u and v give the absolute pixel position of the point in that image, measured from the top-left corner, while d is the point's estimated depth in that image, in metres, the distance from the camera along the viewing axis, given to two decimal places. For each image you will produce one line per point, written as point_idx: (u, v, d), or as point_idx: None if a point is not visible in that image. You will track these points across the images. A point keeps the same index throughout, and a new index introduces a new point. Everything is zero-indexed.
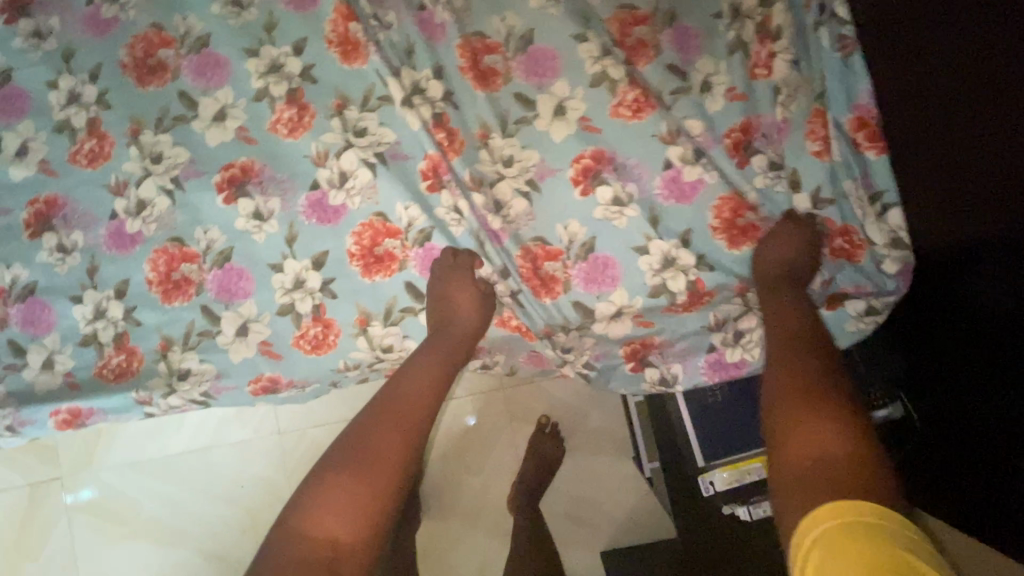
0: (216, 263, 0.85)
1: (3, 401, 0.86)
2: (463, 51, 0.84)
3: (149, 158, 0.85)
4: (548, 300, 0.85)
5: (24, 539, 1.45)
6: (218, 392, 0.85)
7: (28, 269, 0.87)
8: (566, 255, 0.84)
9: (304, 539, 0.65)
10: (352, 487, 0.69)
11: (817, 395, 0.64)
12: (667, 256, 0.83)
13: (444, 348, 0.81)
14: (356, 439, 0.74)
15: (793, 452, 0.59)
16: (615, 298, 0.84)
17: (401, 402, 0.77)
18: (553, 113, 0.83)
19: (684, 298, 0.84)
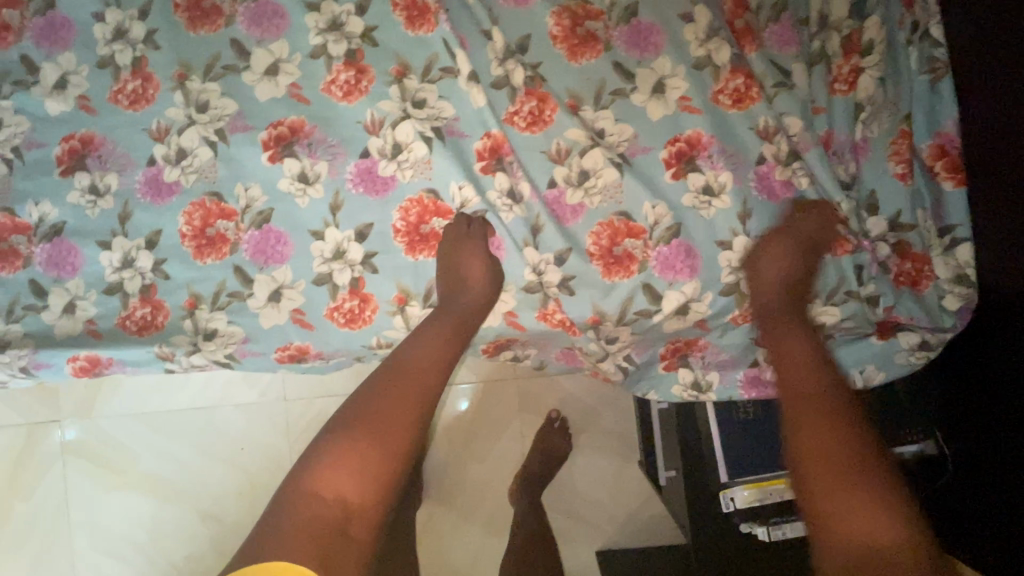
0: (254, 223, 0.81)
1: (21, 341, 0.84)
2: (559, 18, 0.80)
3: (194, 106, 0.81)
4: (618, 279, 0.82)
5: (19, 478, 1.44)
6: (243, 356, 0.84)
7: (57, 209, 0.83)
8: (648, 236, 0.82)
9: (313, 498, 0.65)
10: (362, 452, 0.68)
11: (859, 467, 0.65)
12: (751, 255, 0.80)
13: (456, 319, 0.78)
14: (366, 403, 0.72)
15: (849, 534, 0.61)
16: (686, 289, 0.82)
17: (412, 369, 0.75)
18: (651, 91, 0.81)
19: (753, 301, 0.81)
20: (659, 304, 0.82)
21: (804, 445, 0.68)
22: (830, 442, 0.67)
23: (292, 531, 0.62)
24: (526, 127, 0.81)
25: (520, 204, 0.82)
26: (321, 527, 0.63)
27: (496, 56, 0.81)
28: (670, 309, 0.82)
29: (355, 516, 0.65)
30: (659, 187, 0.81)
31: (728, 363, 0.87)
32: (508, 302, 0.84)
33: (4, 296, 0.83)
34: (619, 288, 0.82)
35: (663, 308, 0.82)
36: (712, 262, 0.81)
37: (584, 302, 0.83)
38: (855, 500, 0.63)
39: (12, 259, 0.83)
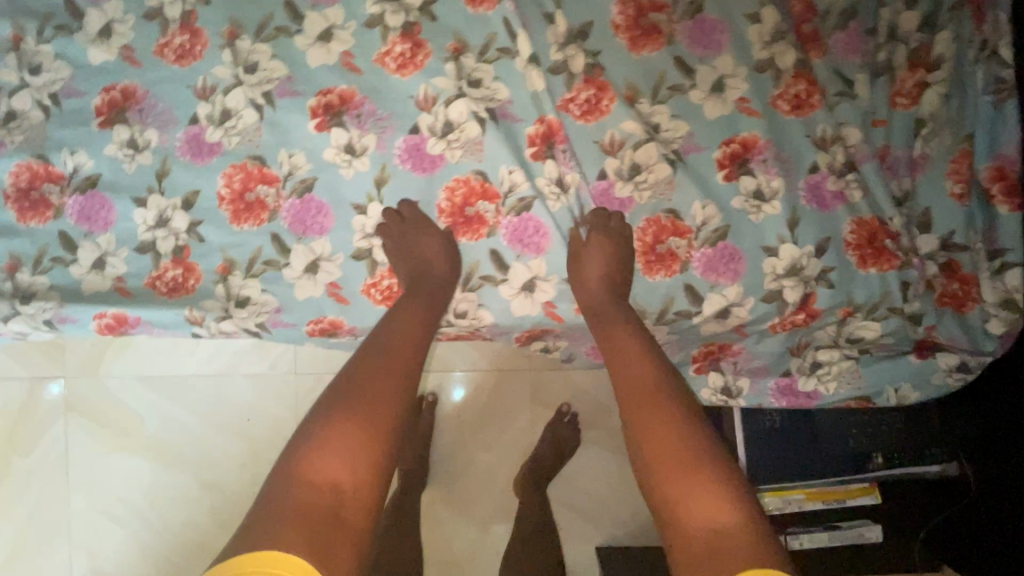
0: (295, 191, 0.80)
1: (48, 293, 0.82)
2: (624, 7, 0.79)
3: (242, 66, 0.79)
4: (660, 276, 0.83)
5: (19, 433, 1.42)
6: (274, 326, 0.82)
7: (93, 161, 0.81)
8: (694, 235, 0.81)
9: (304, 485, 0.63)
10: (352, 435, 0.67)
11: (688, 452, 0.68)
12: (796, 263, 0.80)
13: (426, 298, 0.79)
14: (356, 384, 0.71)
15: (692, 522, 0.63)
16: (727, 293, 0.82)
17: (388, 347, 0.75)
18: (710, 89, 0.80)
19: (794, 310, 0.81)
20: (700, 305, 0.82)
21: (643, 441, 0.70)
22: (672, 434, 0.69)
23: (278, 520, 0.59)
24: (580, 116, 0.80)
25: (568, 193, 0.81)
26: (313, 513, 0.61)
27: (557, 40, 0.79)
28: (710, 311, 0.82)
29: (348, 500, 0.63)
30: (710, 188, 0.81)
31: (760, 369, 0.87)
32: (546, 291, 0.83)
33: (33, 246, 0.82)
34: (659, 287, 0.83)
35: (704, 310, 0.83)
36: (755, 268, 0.81)
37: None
38: (688, 485, 0.65)
39: (44, 210, 0.81)
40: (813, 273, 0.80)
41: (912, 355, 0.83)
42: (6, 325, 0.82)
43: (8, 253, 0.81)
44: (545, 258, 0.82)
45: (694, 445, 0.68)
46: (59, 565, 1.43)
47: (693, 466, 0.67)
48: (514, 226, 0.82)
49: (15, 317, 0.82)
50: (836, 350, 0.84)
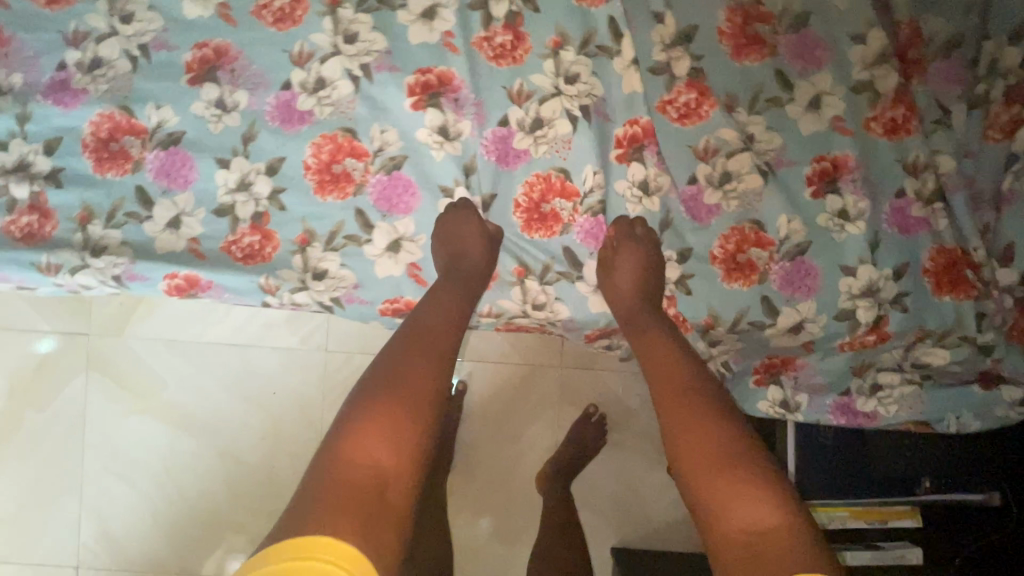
0: (384, 168, 0.79)
1: (119, 249, 0.81)
2: (732, 15, 0.80)
3: (342, 35, 0.78)
4: (736, 285, 0.82)
5: (39, 386, 1.40)
6: (349, 302, 0.81)
7: (178, 117, 0.79)
8: (776, 248, 0.81)
9: (347, 466, 0.62)
10: (390, 418, 0.66)
11: (725, 454, 0.68)
12: (873, 284, 0.80)
13: (458, 286, 0.78)
14: (389, 366, 0.70)
15: (733, 524, 0.63)
16: (801, 308, 0.82)
17: (424, 331, 0.74)
18: (808, 103, 0.80)
19: (866, 331, 0.81)
20: (773, 318, 0.82)
21: (683, 445, 0.70)
22: (707, 434, 0.69)
23: (322, 500, 0.59)
24: (677, 118, 0.80)
25: (649, 197, 0.83)
26: (357, 492, 0.60)
27: (661, 41, 0.80)
28: (783, 326, 0.82)
29: (391, 481, 0.63)
30: (796, 203, 0.81)
31: (820, 387, 0.88)
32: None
33: (108, 199, 0.80)
34: (733, 296, 0.82)
35: (777, 323, 0.83)
36: (833, 286, 0.81)
37: (699, 304, 0.83)
38: (728, 489, 0.65)
39: (122, 162, 0.79)
40: (889, 297, 0.80)
41: (975, 385, 0.86)
42: (73, 277, 0.81)
43: (82, 204, 0.80)
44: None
45: (732, 447, 0.68)
46: (68, 524, 1.41)
47: (732, 467, 0.67)
48: (590, 226, 0.83)
49: (84, 269, 0.80)
50: (898, 372, 0.86)
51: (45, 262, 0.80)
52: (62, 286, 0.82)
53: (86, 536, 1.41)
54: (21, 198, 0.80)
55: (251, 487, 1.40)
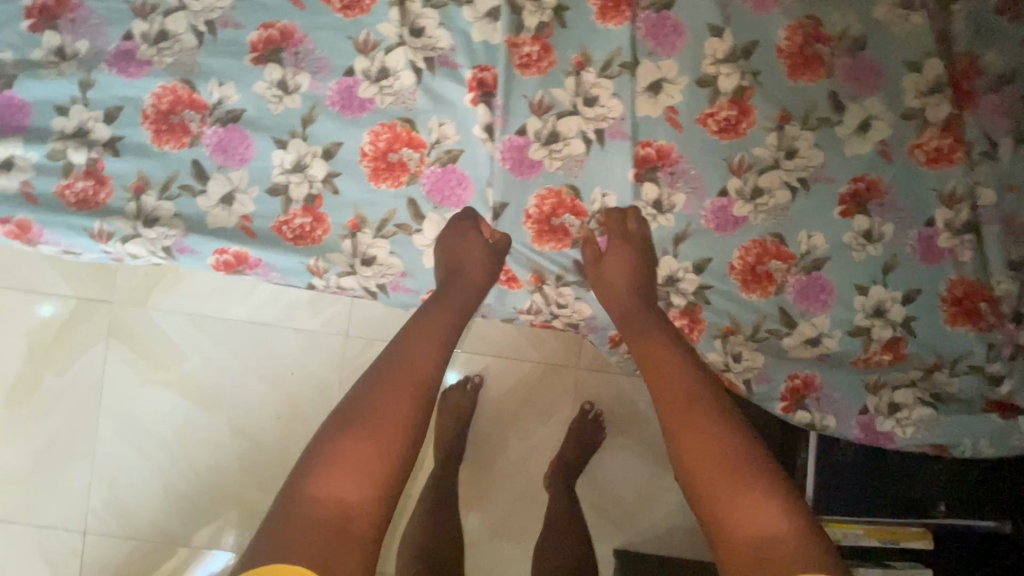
0: (438, 160, 0.81)
1: (171, 221, 0.81)
2: (792, 35, 0.82)
3: (409, 27, 0.80)
4: (754, 295, 0.86)
5: (57, 350, 1.39)
6: (393, 290, 0.83)
7: (240, 95, 0.80)
8: (795, 262, 0.85)
9: (310, 504, 0.62)
10: (361, 449, 0.65)
11: (734, 459, 0.64)
12: (880, 304, 0.85)
13: (453, 302, 0.77)
14: (367, 392, 0.69)
15: (735, 532, 0.60)
16: (817, 322, 0.86)
17: (407, 355, 0.71)
18: (857, 126, 0.82)
19: (879, 347, 0.86)
20: (791, 328, 0.87)
21: (685, 453, 0.66)
22: (711, 440, 0.66)
23: (284, 536, 0.58)
24: (717, 131, 0.83)
25: (666, 214, 0.85)
26: (318, 529, 0.60)
27: (717, 55, 0.83)
28: (800, 337, 0.87)
29: (357, 517, 0.62)
30: (822, 221, 0.84)
31: (839, 406, 0.87)
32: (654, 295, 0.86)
33: (164, 171, 0.81)
34: (753, 304, 0.86)
35: (794, 334, 0.87)
36: (847, 302, 0.85)
37: (722, 311, 0.87)
38: (734, 495, 0.62)
39: (181, 136, 0.80)
40: (896, 317, 0.85)
41: (993, 414, 0.86)
42: (123, 246, 0.81)
43: (138, 173, 0.81)
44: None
45: (737, 453, 0.65)
46: (77, 489, 1.39)
47: (737, 472, 0.63)
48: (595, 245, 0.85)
49: (135, 239, 0.81)
50: (914, 391, 0.87)
51: (98, 229, 0.81)
52: (111, 254, 0.82)
53: (95, 503, 1.39)
54: (78, 163, 0.80)
55: (266, 463, 1.38)
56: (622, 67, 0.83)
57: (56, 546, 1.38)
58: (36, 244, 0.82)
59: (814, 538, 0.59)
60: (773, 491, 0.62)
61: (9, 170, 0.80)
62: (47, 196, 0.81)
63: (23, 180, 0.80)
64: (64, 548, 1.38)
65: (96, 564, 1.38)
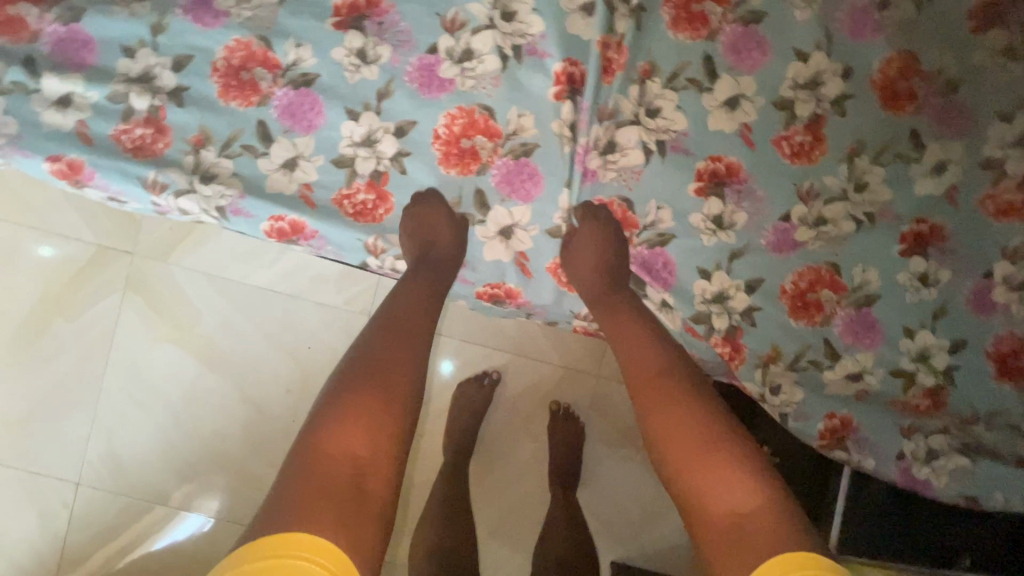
0: (512, 152, 0.79)
1: (229, 180, 0.78)
2: (889, 66, 0.79)
3: (500, 11, 0.78)
4: (802, 322, 0.82)
5: (65, 297, 1.30)
6: None
7: (316, 59, 0.77)
8: (846, 295, 0.82)
9: (321, 459, 0.61)
10: (369, 401, 0.66)
11: (705, 438, 0.66)
12: (925, 349, 0.83)
13: (432, 274, 0.79)
14: (364, 358, 0.71)
15: (712, 510, 0.61)
16: (861, 358, 0.83)
17: (400, 324, 0.74)
18: (932, 166, 0.80)
19: (920, 393, 0.84)
20: (833, 361, 0.83)
21: (659, 429, 0.69)
22: (680, 414, 0.69)
23: (302, 491, 0.58)
24: (789, 155, 0.80)
25: (725, 230, 0.81)
26: (333, 484, 0.59)
27: (805, 76, 0.79)
28: (841, 372, 0.84)
29: (369, 473, 0.62)
30: (879, 257, 0.81)
31: (876, 449, 0.84)
32: (698, 312, 0.82)
33: (227, 127, 0.78)
34: (797, 331, 0.83)
35: (835, 368, 0.83)
36: (894, 344, 0.83)
37: (764, 337, 0.82)
38: (708, 476, 0.63)
39: (249, 94, 0.77)
40: (938, 365, 0.83)
41: None
42: (175, 200, 0.78)
43: (200, 127, 0.78)
44: (672, 293, 0.82)
45: (706, 423, 0.68)
46: (73, 441, 1.29)
47: (713, 454, 0.65)
48: (645, 257, 0.82)
49: (189, 194, 0.78)
50: (946, 439, 0.84)
51: (152, 178, 0.78)
52: (160, 207, 0.79)
53: (91, 454, 1.29)
54: (139, 109, 0.77)
55: (272, 433, 1.30)
56: (687, 83, 0.80)
57: (48, 495, 1.28)
58: (83, 187, 0.79)
59: (790, 511, 0.59)
60: (742, 458, 0.65)
61: (66, 108, 0.77)
62: (103, 139, 0.78)
63: (80, 119, 0.77)
64: (55, 500, 1.28)
65: (82, 526, 1.28)
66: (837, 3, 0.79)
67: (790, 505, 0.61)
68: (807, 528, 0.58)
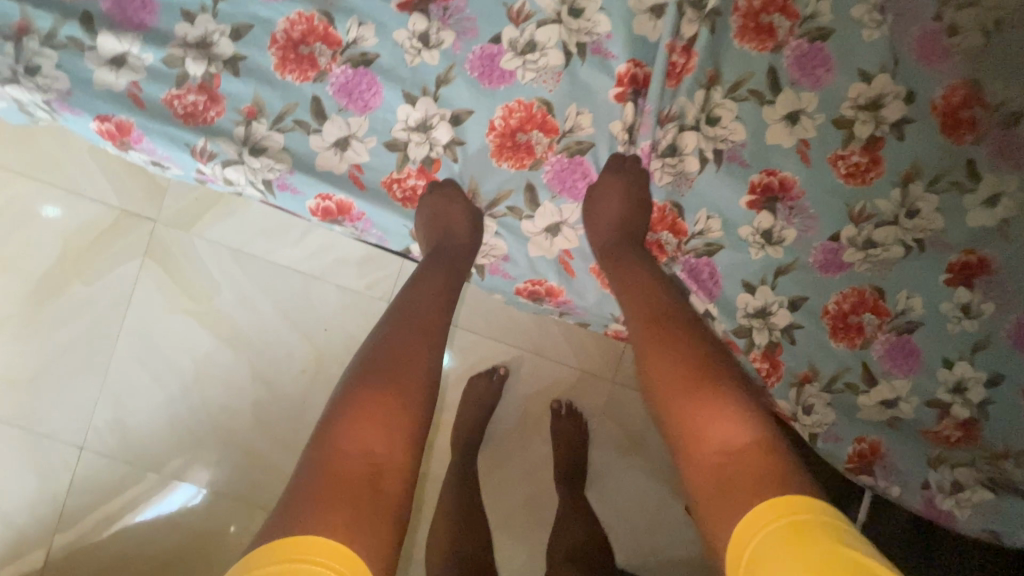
0: (567, 150, 0.80)
1: (280, 155, 0.78)
2: (950, 94, 0.79)
3: (568, 7, 0.78)
4: (842, 344, 0.82)
5: (76, 257, 1.18)
6: (491, 272, 0.84)
7: (378, 40, 0.78)
8: (888, 320, 0.82)
9: (338, 459, 0.59)
10: (384, 399, 0.64)
11: (703, 381, 0.65)
12: (962, 381, 0.82)
13: (449, 265, 0.77)
14: (381, 349, 0.69)
15: (703, 451, 0.61)
16: (897, 385, 0.83)
17: (417, 313, 0.72)
18: (985, 198, 0.80)
19: (953, 426, 0.83)
20: (869, 385, 0.83)
21: (655, 371, 0.68)
22: (678, 357, 0.68)
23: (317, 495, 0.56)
24: (843, 175, 0.80)
25: (774, 245, 0.81)
26: (351, 485, 0.57)
27: (867, 97, 0.79)
28: (876, 397, 0.83)
29: (387, 472, 0.60)
30: (924, 284, 0.81)
31: (903, 476, 0.84)
32: (741, 326, 0.82)
33: (281, 102, 0.78)
34: (836, 352, 0.82)
35: (871, 392, 0.83)
36: (931, 373, 0.82)
37: (803, 355, 0.83)
38: (700, 412, 0.63)
39: (307, 68, 0.77)
40: (975, 398, 0.82)
41: None
42: (222, 170, 0.78)
43: (253, 98, 0.77)
44: (715, 305, 0.82)
45: (705, 367, 0.67)
46: (78, 408, 1.18)
47: (709, 396, 0.64)
48: (693, 266, 0.82)
49: (237, 164, 0.77)
50: (973, 473, 0.83)
51: (201, 146, 0.77)
52: (204, 175, 0.79)
53: (97, 419, 1.18)
54: (194, 75, 0.77)
55: (282, 416, 1.20)
56: (749, 94, 0.80)
57: (49, 459, 1.17)
58: (128, 149, 0.78)
59: (784, 453, 0.59)
60: (740, 401, 0.64)
61: (120, 67, 0.76)
62: (154, 103, 0.77)
63: (133, 81, 0.76)
64: (55, 464, 1.17)
65: (74, 509, 1.16)
66: (906, 26, 0.79)
67: (780, 446, 0.61)
68: (802, 473, 0.57)
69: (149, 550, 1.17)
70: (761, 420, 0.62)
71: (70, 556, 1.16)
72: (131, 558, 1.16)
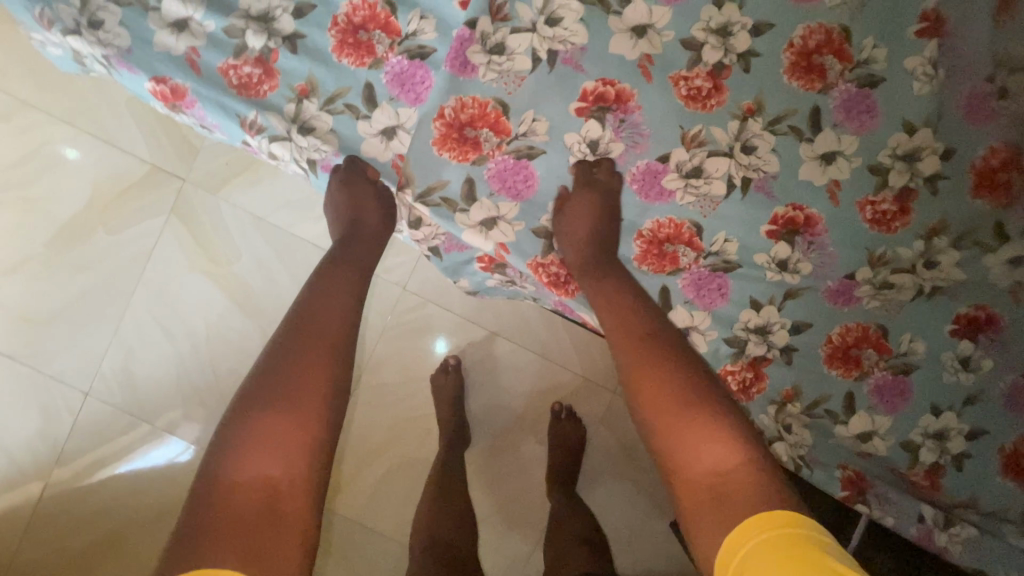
0: (515, 151, 0.81)
1: (326, 136, 0.81)
2: (989, 154, 0.80)
3: (545, 17, 0.80)
4: (835, 371, 0.84)
5: (104, 207, 1.19)
6: (447, 250, 0.87)
7: (436, 37, 0.81)
8: (888, 357, 0.83)
9: (233, 488, 0.60)
10: (282, 421, 0.66)
11: (686, 401, 0.69)
12: (945, 430, 0.83)
13: (359, 248, 0.86)
14: (274, 373, 0.70)
15: (694, 471, 0.64)
16: (878, 420, 0.84)
17: (314, 331, 0.76)
18: (1008, 259, 0.81)
19: (922, 471, 0.83)
20: (848, 417, 0.84)
21: (642, 392, 0.72)
22: (664, 378, 0.72)
23: (209, 557, 0.54)
24: (868, 220, 0.81)
25: (790, 273, 0.82)
26: (251, 512, 0.59)
27: (904, 146, 0.80)
28: (853, 429, 0.84)
29: (285, 495, 0.62)
30: (927, 330, 0.82)
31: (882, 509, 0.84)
32: (735, 336, 0.84)
33: (334, 84, 0.80)
34: (830, 378, 0.84)
35: (849, 424, 0.84)
36: (913, 416, 0.83)
37: (789, 377, 0.84)
38: (688, 432, 0.66)
39: (363, 54, 0.79)
40: (953, 448, 0.83)
41: None
42: (269, 144, 0.80)
43: (308, 76, 0.79)
44: (710, 317, 0.84)
45: (687, 387, 0.71)
46: (89, 355, 1.19)
47: (693, 416, 0.68)
48: (699, 277, 0.83)
49: (285, 141, 0.80)
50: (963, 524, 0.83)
51: (251, 119, 0.79)
52: (251, 147, 0.81)
53: (106, 367, 1.19)
54: (253, 47, 0.78)
55: None
56: (789, 130, 0.81)
57: (55, 400, 1.18)
58: (178, 112, 0.80)
59: (766, 466, 0.63)
60: (721, 420, 0.67)
61: (181, 32, 0.77)
62: (210, 70, 0.78)
63: (192, 46, 0.77)
64: (61, 409, 1.19)
65: (74, 454, 1.18)
66: (956, 83, 0.80)
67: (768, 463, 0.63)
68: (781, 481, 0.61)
69: (141, 502, 1.18)
70: (739, 434, 0.66)
71: (64, 498, 1.17)
72: (123, 506, 1.18)
